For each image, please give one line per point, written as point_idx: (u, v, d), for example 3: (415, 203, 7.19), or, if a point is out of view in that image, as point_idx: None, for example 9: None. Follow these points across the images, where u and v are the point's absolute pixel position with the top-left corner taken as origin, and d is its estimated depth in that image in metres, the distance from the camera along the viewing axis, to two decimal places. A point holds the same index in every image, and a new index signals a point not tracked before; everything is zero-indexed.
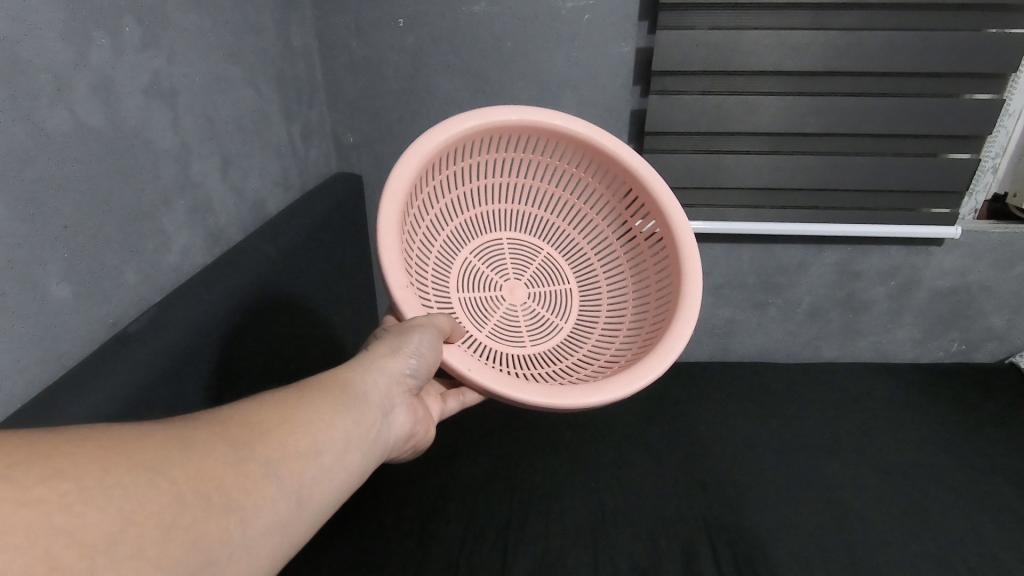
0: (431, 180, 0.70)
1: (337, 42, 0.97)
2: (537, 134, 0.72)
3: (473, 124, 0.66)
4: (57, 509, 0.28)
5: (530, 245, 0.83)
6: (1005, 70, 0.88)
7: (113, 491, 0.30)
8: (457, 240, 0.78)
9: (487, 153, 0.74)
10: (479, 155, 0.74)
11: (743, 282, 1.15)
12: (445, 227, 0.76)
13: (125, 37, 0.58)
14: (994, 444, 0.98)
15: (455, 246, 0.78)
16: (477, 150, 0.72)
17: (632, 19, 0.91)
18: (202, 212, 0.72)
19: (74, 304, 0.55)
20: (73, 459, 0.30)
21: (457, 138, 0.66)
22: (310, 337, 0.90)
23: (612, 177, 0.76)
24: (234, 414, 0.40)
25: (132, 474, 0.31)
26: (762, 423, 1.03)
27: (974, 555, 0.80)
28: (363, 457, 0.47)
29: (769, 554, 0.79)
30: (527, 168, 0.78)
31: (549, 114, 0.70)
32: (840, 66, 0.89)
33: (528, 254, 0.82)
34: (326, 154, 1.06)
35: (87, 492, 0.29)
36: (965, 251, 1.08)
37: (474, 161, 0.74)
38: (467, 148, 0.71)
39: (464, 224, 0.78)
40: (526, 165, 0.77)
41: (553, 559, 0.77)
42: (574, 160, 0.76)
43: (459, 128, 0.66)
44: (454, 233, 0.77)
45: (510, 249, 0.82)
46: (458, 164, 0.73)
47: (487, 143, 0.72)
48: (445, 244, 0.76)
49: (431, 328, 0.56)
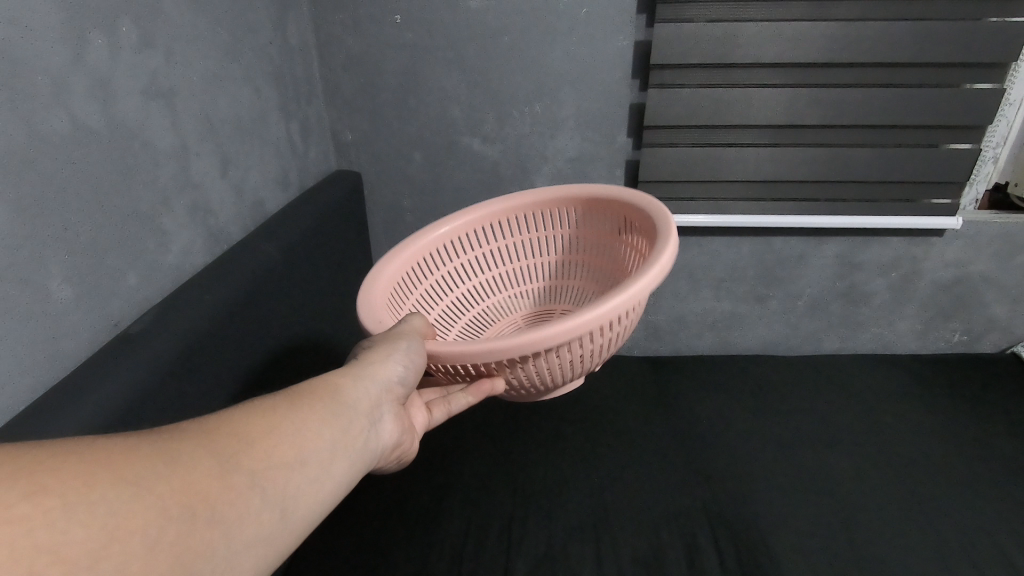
0: (436, 271, 0.81)
1: (334, 39, 0.97)
2: (499, 217, 0.84)
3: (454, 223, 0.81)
4: (39, 527, 0.28)
5: (551, 311, 0.85)
6: (1007, 59, 0.87)
7: (96, 507, 0.30)
8: (480, 323, 0.84)
9: (474, 249, 0.84)
10: (468, 253, 0.84)
11: (745, 275, 1.14)
12: (466, 313, 0.83)
13: (122, 36, 0.58)
14: (996, 434, 0.98)
15: (473, 335, 0.82)
16: (473, 243, 0.84)
17: (631, 12, 0.90)
18: (202, 212, 0.72)
19: (74, 306, 0.55)
20: (55, 475, 0.30)
21: (431, 242, 0.79)
22: (312, 336, 0.90)
23: (588, 215, 0.82)
24: (221, 423, 0.40)
25: (115, 489, 0.31)
26: (764, 416, 1.03)
27: (978, 546, 0.80)
28: (350, 466, 0.47)
29: (775, 549, 0.79)
30: (519, 252, 0.87)
31: (501, 197, 0.83)
32: (841, 57, 0.88)
33: (543, 318, 0.85)
34: (325, 153, 1.05)
35: (71, 508, 0.29)
36: (967, 242, 1.08)
37: (467, 259, 0.84)
38: (452, 248, 0.82)
39: (477, 317, 0.84)
40: (517, 249, 0.87)
41: (558, 557, 0.77)
42: (558, 223, 0.85)
43: (429, 233, 0.79)
44: (476, 318, 0.84)
45: (527, 323, 0.85)
46: (451, 263, 0.83)
47: (480, 235, 0.84)
48: (463, 330, 0.81)
49: (415, 334, 0.59)
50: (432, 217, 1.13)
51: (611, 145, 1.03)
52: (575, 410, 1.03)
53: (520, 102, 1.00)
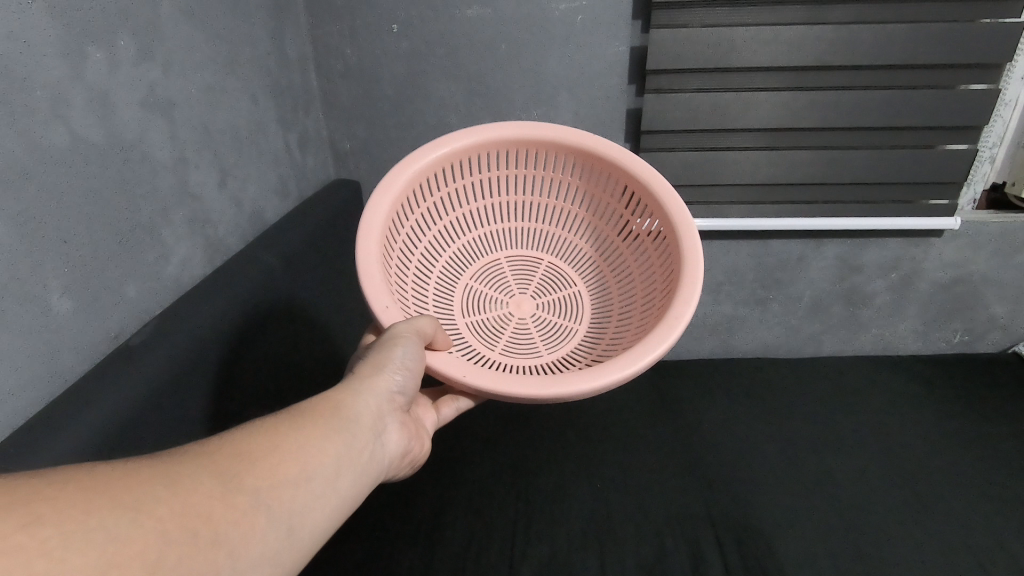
0: (422, 204, 0.73)
1: (330, 49, 0.97)
2: (502, 147, 0.74)
3: (460, 143, 0.71)
4: (36, 556, 0.28)
5: (539, 260, 0.83)
6: (1002, 60, 0.87)
7: (95, 534, 0.30)
8: (465, 258, 0.81)
9: (463, 178, 0.76)
10: (456, 181, 0.76)
11: (745, 279, 1.15)
12: (447, 248, 0.79)
13: (120, 51, 0.58)
14: (999, 434, 0.97)
15: (452, 275, 0.79)
16: (465, 171, 0.75)
17: (626, 18, 0.90)
18: (201, 223, 0.72)
19: (75, 319, 0.55)
20: (53, 504, 0.30)
21: (422, 168, 0.69)
22: (314, 345, 0.90)
23: (600, 175, 0.76)
24: (222, 444, 0.40)
25: (113, 515, 0.31)
26: (766, 419, 1.03)
27: (981, 546, 0.79)
28: (355, 480, 0.47)
29: (777, 552, 0.79)
30: (510, 184, 0.79)
31: (511, 125, 0.72)
32: (834, 60, 0.88)
33: (529, 268, 0.83)
34: (323, 162, 1.05)
35: (69, 537, 0.29)
36: (966, 242, 1.07)
37: (453, 188, 0.76)
38: (441, 176, 0.73)
39: (457, 253, 0.80)
40: (508, 181, 0.79)
41: (561, 563, 0.77)
42: (568, 171, 0.76)
43: (423, 159, 0.69)
44: (457, 254, 0.80)
45: (511, 268, 0.83)
46: (436, 194, 0.75)
47: (479, 161, 0.75)
48: (441, 275, 0.78)
49: (412, 337, 0.56)
50: None
51: None
52: (577, 414, 1.03)
53: (518, 108, 1.00)
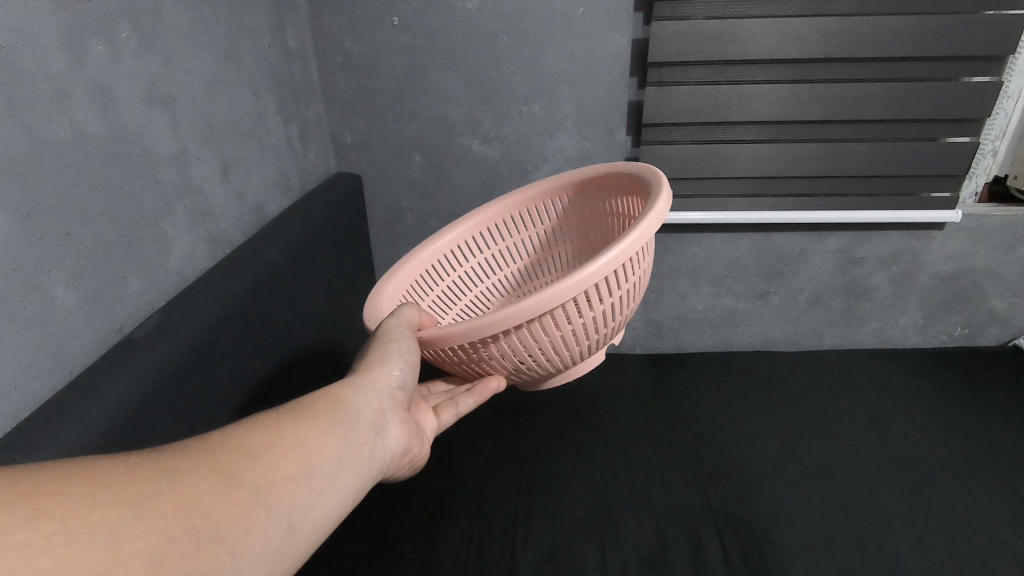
0: (438, 283, 0.81)
1: (332, 42, 0.97)
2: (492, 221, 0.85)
3: (453, 227, 0.82)
4: (39, 552, 0.28)
5: None
6: (1004, 53, 0.87)
7: (98, 529, 0.30)
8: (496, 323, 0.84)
9: (472, 258, 0.84)
10: (467, 262, 0.84)
11: (746, 272, 1.14)
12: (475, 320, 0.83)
13: (122, 44, 0.58)
14: (997, 427, 0.97)
15: None
16: (469, 253, 0.84)
17: (628, 11, 0.90)
18: (203, 216, 0.72)
19: (79, 312, 0.55)
20: (57, 499, 0.31)
21: (425, 255, 0.80)
22: (316, 340, 0.90)
23: (580, 199, 0.82)
24: (224, 438, 0.40)
25: (116, 511, 0.32)
26: (764, 411, 1.03)
27: (980, 538, 0.79)
28: (356, 477, 0.47)
29: (778, 545, 0.79)
30: (517, 253, 0.86)
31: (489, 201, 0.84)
32: (836, 52, 0.88)
33: None
34: (325, 155, 1.05)
35: (72, 533, 0.30)
36: (968, 234, 1.07)
37: (467, 268, 0.84)
38: (449, 259, 0.83)
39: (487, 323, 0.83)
40: (515, 251, 0.86)
41: (562, 554, 0.77)
42: (553, 214, 0.84)
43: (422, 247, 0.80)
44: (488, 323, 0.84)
45: None
46: (451, 275, 0.83)
47: (488, 236, 0.85)
48: None
49: (407, 335, 0.58)
50: (434, 218, 1.13)
51: (609, 145, 1.02)
52: (578, 407, 1.03)
53: (519, 101, 0.99)
